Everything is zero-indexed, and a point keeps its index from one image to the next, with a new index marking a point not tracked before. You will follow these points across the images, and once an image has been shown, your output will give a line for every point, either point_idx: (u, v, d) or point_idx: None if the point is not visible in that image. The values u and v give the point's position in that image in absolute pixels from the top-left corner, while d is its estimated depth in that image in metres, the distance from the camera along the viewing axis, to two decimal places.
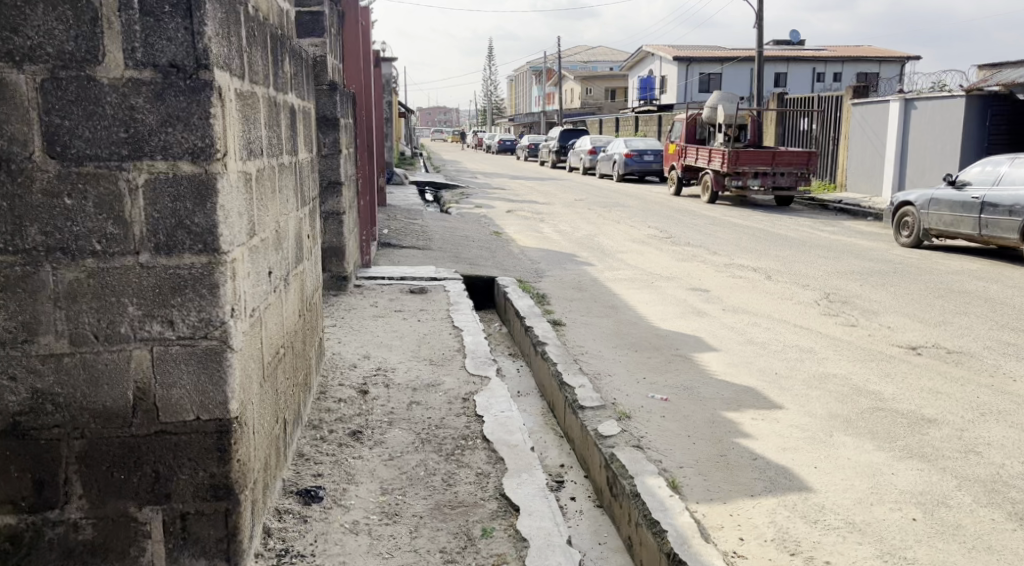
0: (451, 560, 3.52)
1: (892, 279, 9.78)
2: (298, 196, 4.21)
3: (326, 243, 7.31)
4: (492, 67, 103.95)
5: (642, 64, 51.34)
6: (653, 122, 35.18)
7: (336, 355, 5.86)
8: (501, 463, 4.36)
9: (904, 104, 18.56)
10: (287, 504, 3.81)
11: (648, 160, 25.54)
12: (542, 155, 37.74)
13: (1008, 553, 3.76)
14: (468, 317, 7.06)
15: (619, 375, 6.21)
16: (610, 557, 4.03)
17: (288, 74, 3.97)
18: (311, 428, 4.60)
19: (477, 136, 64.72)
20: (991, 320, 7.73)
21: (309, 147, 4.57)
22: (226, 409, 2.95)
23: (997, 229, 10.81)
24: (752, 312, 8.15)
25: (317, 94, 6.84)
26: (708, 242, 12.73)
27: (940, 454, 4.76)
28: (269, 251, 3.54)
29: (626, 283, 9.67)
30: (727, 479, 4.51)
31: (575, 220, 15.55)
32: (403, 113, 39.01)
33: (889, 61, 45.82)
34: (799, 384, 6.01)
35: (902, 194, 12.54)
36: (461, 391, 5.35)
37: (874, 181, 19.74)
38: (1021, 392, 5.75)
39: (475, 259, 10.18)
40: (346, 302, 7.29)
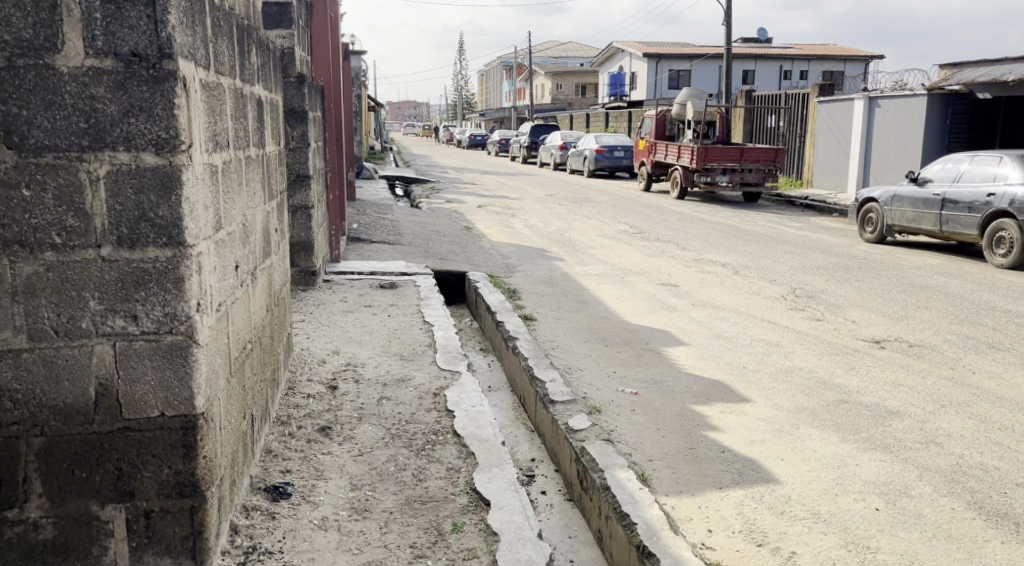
0: (421, 555, 3.51)
1: (857, 274, 9.91)
2: (265, 190, 4.16)
3: (294, 237, 7.24)
4: (462, 63, 103.78)
5: (612, 61, 51.47)
6: (623, 118, 35.33)
7: (304, 351, 5.82)
8: (472, 457, 4.35)
9: (868, 102, 18.78)
10: (255, 501, 3.77)
11: (619, 155, 25.63)
12: (513, 151, 37.76)
13: (967, 541, 3.83)
14: (438, 312, 7.04)
15: (590, 369, 6.23)
16: (580, 550, 4.05)
17: (255, 65, 3.92)
18: (279, 424, 4.56)
19: (447, 132, 64.59)
20: (951, 314, 7.86)
21: (276, 140, 4.53)
22: (192, 405, 2.91)
23: (957, 225, 10.98)
24: (720, 307, 8.22)
25: (285, 87, 6.79)
26: (678, 237, 12.80)
27: (902, 445, 4.83)
28: (236, 245, 3.50)
29: (596, 278, 9.70)
30: (696, 472, 4.54)
31: (545, 215, 15.59)
32: (372, 107, 38.85)
33: (854, 60, 46.37)
34: (766, 377, 6.07)
35: (866, 190, 12.68)
36: (432, 386, 5.33)
37: (840, 178, 19.96)
38: (980, 384, 5.85)
39: (446, 254, 10.15)
40: (315, 298, 7.22)
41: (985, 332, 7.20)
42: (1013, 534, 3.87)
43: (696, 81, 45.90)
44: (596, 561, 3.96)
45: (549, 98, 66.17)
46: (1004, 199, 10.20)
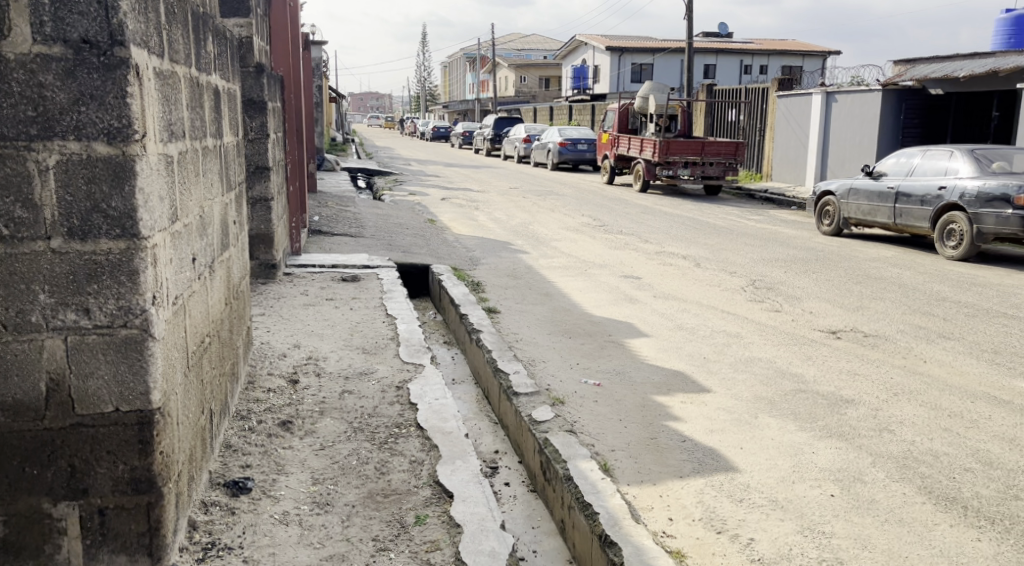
0: (384, 548, 3.50)
1: (815, 266, 10.04)
2: (222, 181, 4.09)
3: (253, 230, 7.15)
4: (425, 55, 103.25)
5: (576, 54, 51.55)
6: (587, 111, 35.40)
7: (265, 345, 5.75)
8: (435, 450, 4.34)
9: (826, 97, 19.02)
10: (214, 497, 3.72)
11: (582, 148, 25.69)
12: (476, 144, 37.72)
13: (918, 524, 3.90)
14: (402, 305, 7.01)
15: (554, 361, 6.23)
16: (544, 541, 4.06)
17: (211, 54, 3.86)
18: (239, 419, 4.50)
19: (410, 125, 64.17)
20: (904, 305, 8.00)
21: (234, 130, 4.45)
22: (148, 400, 2.86)
23: (911, 218, 11.17)
24: (682, 299, 8.27)
25: (243, 77, 6.69)
26: (641, 230, 12.87)
27: (856, 433, 4.91)
28: (193, 237, 3.44)
29: (559, 270, 9.72)
30: (657, 461, 4.58)
31: (509, 208, 15.58)
32: (333, 98, 38.51)
33: (813, 55, 46.88)
34: (726, 367, 6.14)
35: (824, 183, 12.85)
36: (394, 379, 5.30)
37: (798, 171, 20.20)
38: (931, 373, 5.97)
39: (409, 246, 10.10)
40: (275, 291, 7.15)
41: (937, 322, 7.34)
42: (962, 518, 3.96)
43: (658, 75, 46.12)
44: (560, 551, 3.97)
45: (512, 90, 66.07)
46: (955, 193, 10.40)
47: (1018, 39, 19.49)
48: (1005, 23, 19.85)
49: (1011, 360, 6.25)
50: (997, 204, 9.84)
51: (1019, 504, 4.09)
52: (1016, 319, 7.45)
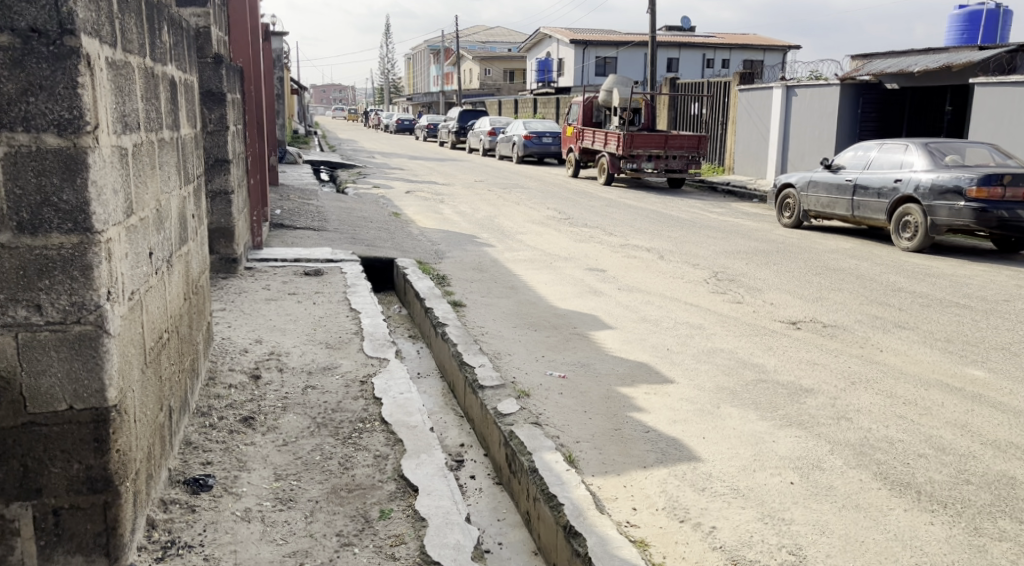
0: (348, 543, 3.47)
1: (776, 258, 10.15)
2: (179, 173, 4.02)
3: (213, 224, 7.04)
4: (389, 47, 102.60)
5: (540, 47, 51.56)
6: (551, 104, 35.43)
7: (226, 340, 5.67)
8: (400, 444, 4.31)
9: (786, 91, 19.21)
10: (173, 495, 3.66)
11: (547, 142, 25.71)
12: (440, 137, 37.57)
13: (873, 510, 3.96)
14: (366, 299, 6.95)
15: (519, 354, 6.23)
16: (509, 533, 4.06)
17: (166, 43, 3.78)
18: (199, 415, 4.44)
19: (374, 118, 63.74)
20: (862, 296, 8.11)
21: (192, 121, 4.38)
22: (103, 397, 2.80)
23: (868, 210, 11.32)
24: (646, 291, 8.31)
25: (201, 67, 6.58)
26: (606, 223, 12.91)
27: (816, 421, 4.97)
28: (150, 231, 3.39)
29: (524, 264, 9.71)
30: (621, 452, 4.60)
31: (474, 201, 15.54)
32: (295, 90, 38.10)
33: (773, 50, 47.33)
34: (689, 358, 6.18)
35: (784, 176, 12.98)
36: (358, 374, 5.26)
37: (758, 164, 20.38)
38: (887, 361, 6.06)
39: (373, 240, 10.03)
40: (237, 285, 7.05)
41: (893, 312, 7.45)
42: (916, 502, 4.02)
43: (622, 68, 46.29)
44: (525, 543, 3.97)
45: (476, 83, 65.87)
46: (910, 185, 10.56)
47: (971, 35, 19.84)
48: (958, 19, 20.20)
49: (964, 348, 6.37)
50: (950, 195, 10.01)
51: (970, 488, 4.16)
52: (968, 309, 7.59)
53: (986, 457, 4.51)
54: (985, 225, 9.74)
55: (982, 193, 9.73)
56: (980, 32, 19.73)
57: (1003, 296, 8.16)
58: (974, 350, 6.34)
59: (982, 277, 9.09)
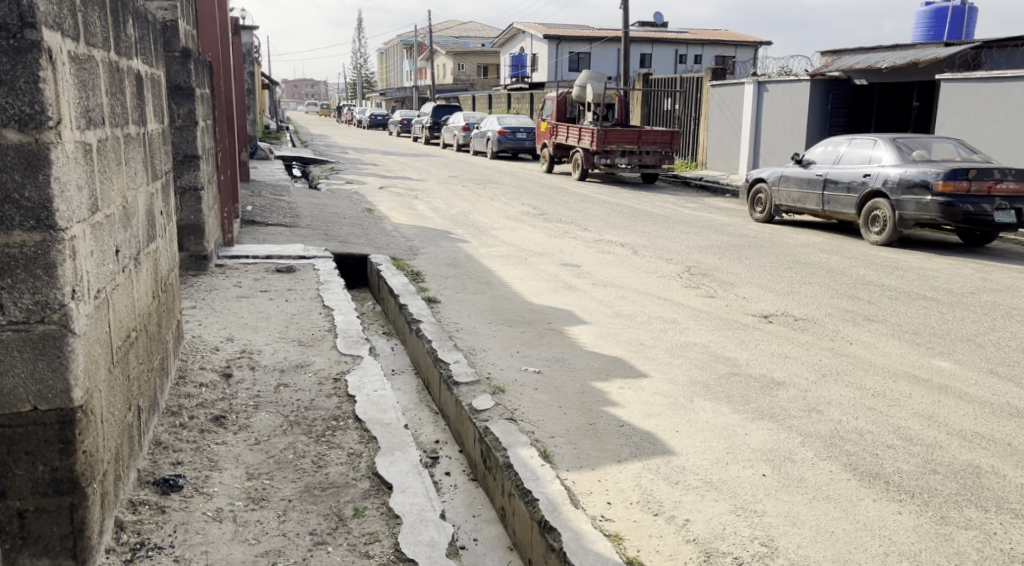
0: (322, 541, 3.44)
1: (748, 252, 10.20)
2: (147, 171, 3.96)
3: (183, 220, 6.95)
4: (361, 42, 102.06)
5: (513, 42, 51.52)
6: (525, 100, 35.42)
7: (196, 338, 5.61)
8: (374, 441, 4.28)
9: (757, 87, 19.32)
10: (142, 496, 3.61)
11: (521, 137, 25.71)
12: (414, 132, 37.42)
13: (843, 500, 3.99)
14: (339, 296, 6.90)
15: (494, 350, 6.22)
16: (484, 528, 4.05)
17: (132, 37, 3.71)
18: (169, 415, 4.38)
19: (347, 113, 63.38)
20: (832, 289, 8.18)
21: (159, 117, 4.31)
22: (69, 397, 2.75)
23: (837, 205, 11.42)
24: (620, 286, 8.33)
25: (168, 62, 6.49)
26: (580, 219, 12.92)
27: (787, 414, 5.00)
28: (116, 228, 3.33)
29: (499, 259, 9.68)
30: (596, 446, 4.60)
31: (448, 197, 15.50)
32: (266, 84, 37.77)
33: (745, 45, 47.61)
34: (662, 352, 6.20)
35: (756, 171, 13.07)
36: (332, 371, 5.22)
37: (730, 159, 20.49)
38: (858, 354, 6.12)
39: (347, 236, 9.96)
40: (208, 283, 6.97)
41: (863, 305, 7.52)
42: (884, 492, 4.06)
43: (595, 64, 46.38)
44: (500, 539, 3.96)
45: (450, 78, 65.67)
46: (879, 179, 10.66)
47: (937, 31, 20.09)
48: (925, 16, 20.45)
49: (931, 340, 6.45)
50: (917, 190, 10.12)
51: (937, 477, 4.21)
52: (935, 301, 7.68)
53: (952, 446, 4.56)
54: (951, 218, 9.83)
55: (948, 187, 9.82)
56: (946, 29, 19.98)
57: (969, 288, 8.26)
58: (940, 342, 6.42)
59: (949, 270, 9.20)
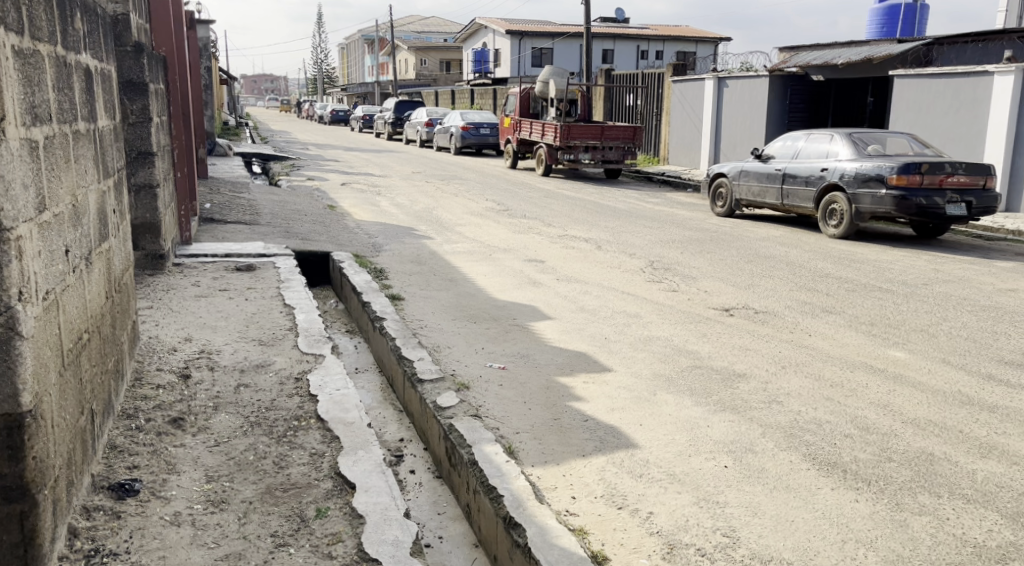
0: (284, 543, 3.39)
1: (710, 246, 10.26)
2: (97, 167, 3.86)
3: (138, 219, 6.80)
4: (322, 37, 101.08)
5: (476, 37, 51.38)
6: (489, 96, 35.35)
7: (153, 339, 5.50)
8: (336, 441, 4.23)
9: (717, 82, 19.47)
10: (97, 501, 3.52)
11: (484, 133, 25.67)
12: (376, 127, 37.17)
13: (803, 490, 4.03)
14: (300, 295, 6.81)
15: (458, 347, 6.18)
16: (449, 526, 4.01)
17: (80, 31, 3.63)
18: (125, 418, 4.28)
19: (308, 109, 62.73)
20: (792, 282, 8.26)
21: (110, 113, 4.21)
22: (17, 402, 2.67)
23: (796, 199, 11.53)
24: (583, 281, 8.34)
25: (120, 57, 6.34)
26: (543, 214, 12.92)
27: (748, 405, 5.03)
28: (65, 227, 3.24)
29: (463, 256, 9.63)
30: (560, 442, 4.58)
31: (411, 193, 15.41)
32: (224, 79, 37.21)
33: (705, 41, 47.95)
34: (626, 347, 6.22)
35: (716, 166, 13.16)
36: (294, 370, 5.15)
37: (692, 154, 20.63)
38: (817, 346, 6.18)
39: (308, 234, 9.85)
40: (165, 283, 6.84)
41: (821, 297, 7.60)
42: (841, 481, 4.10)
43: (558, 60, 46.44)
44: (465, 537, 3.93)
45: (412, 74, 65.30)
46: (836, 173, 10.78)
47: (891, 28, 20.40)
48: (878, 13, 20.74)
49: (886, 331, 6.54)
50: (873, 184, 10.25)
51: (893, 465, 4.26)
52: (891, 293, 7.80)
53: (907, 435, 4.62)
54: (905, 212, 9.99)
55: (902, 180, 9.97)
56: (898, 25, 20.29)
57: (923, 280, 8.40)
58: (895, 332, 6.51)
59: (903, 262, 9.35)
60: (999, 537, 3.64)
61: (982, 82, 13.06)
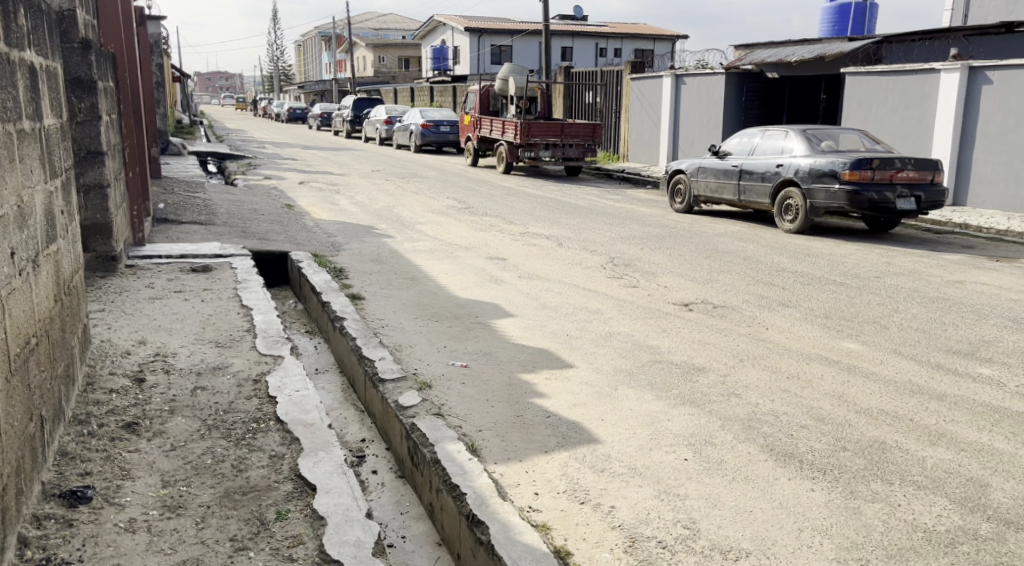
0: (243, 547, 3.34)
1: (669, 242, 10.33)
2: (43, 166, 3.76)
3: (88, 220, 6.67)
4: (278, 34, 99.92)
5: (435, 34, 51.18)
6: (449, 93, 35.26)
7: (106, 343, 5.39)
8: (297, 443, 4.18)
9: (675, 79, 19.60)
10: (48, 510, 3.44)
11: (444, 131, 25.58)
12: (335, 125, 36.83)
13: (761, 480, 4.07)
14: (258, 295, 6.73)
15: (420, 346, 6.14)
16: (412, 526, 3.99)
17: (24, 26, 3.54)
18: (76, 423, 4.19)
19: (266, 107, 61.93)
20: (749, 276, 8.35)
21: (56, 111, 4.11)
22: None
23: (753, 194, 11.65)
24: (545, 278, 8.35)
25: (67, 54, 6.21)
26: (505, 212, 12.90)
27: (707, 398, 5.08)
28: (9, 229, 3.15)
29: (424, 254, 9.59)
30: (523, 438, 4.58)
31: (371, 191, 15.33)
32: (177, 78, 36.61)
33: (662, 39, 48.36)
34: (587, 343, 6.23)
35: (675, 163, 13.26)
36: (251, 373, 5.07)
37: (650, 151, 20.76)
38: (774, 338, 6.25)
39: (266, 233, 9.74)
40: (117, 284, 6.71)
41: (778, 291, 7.69)
42: (798, 471, 4.15)
43: (517, 57, 46.45)
44: (428, 536, 3.91)
45: (371, 71, 64.77)
46: (790, 169, 10.92)
47: (841, 26, 20.75)
48: (829, 12, 21.09)
49: (841, 323, 6.64)
50: (826, 179, 10.40)
51: (847, 454, 4.33)
52: (845, 286, 7.91)
53: (860, 424, 4.69)
54: (857, 206, 10.15)
55: (855, 176, 10.12)
56: (849, 24, 20.63)
57: (876, 272, 8.54)
58: (849, 324, 6.62)
59: (857, 255, 9.50)
60: (948, 522, 3.71)
61: (930, 79, 13.34)
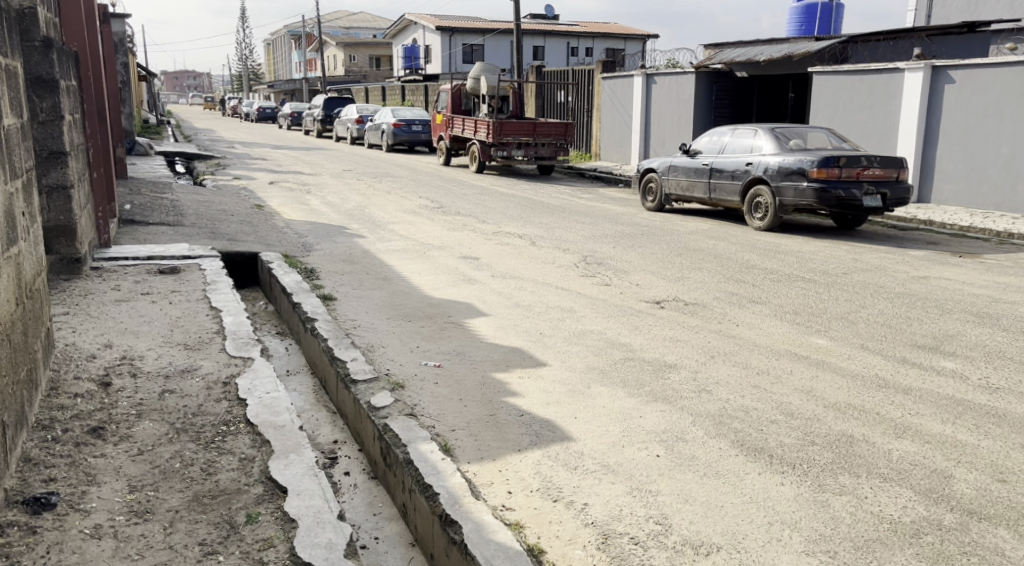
0: (213, 551, 3.31)
1: (640, 240, 10.37)
2: (3, 168, 3.69)
3: (51, 221, 6.57)
4: (247, 33, 99.04)
5: (406, 33, 51.04)
6: (420, 92, 35.18)
7: (70, 346, 5.30)
8: (267, 445, 4.14)
9: (645, 79, 19.67)
10: (10, 517, 3.38)
11: (416, 130, 25.50)
12: (306, 125, 36.56)
13: (731, 475, 4.09)
14: (227, 297, 6.66)
15: (393, 346, 6.11)
16: (385, 526, 3.96)
17: None
18: (40, 429, 4.12)
19: (235, 107, 61.38)
20: (720, 274, 8.40)
21: (16, 111, 4.03)
22: None
23: (723, 192, 11.73)
24: (518, 277, 8.34)
25: (29, 52, 6.11)
26: (477, 211, 12.88)
27: (679, 395, 5.10)
28: None
29: (396, 254, 9.55)
30: (496, 437, 4.57)
31: (343, 191, 15.24)
32: (144, 77, 36.18)
33: (633, 39, 48.61)
34: (560, 341, 6.24)
35: (646, 161, 13.31)
36: (220, 375, 5.02)
37: (622, 150, 20.83)
38: (744, 335, 6.30)
39: (235, 234, 9.66)
40: (82, 287, 6.61)
41: (748, 288, 7.75)
42: (768, 465, 4.18)
43: (488, 56, 46.44)
44: (402, 536, 3.89)
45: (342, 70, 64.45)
46: (760, 167, 11.01)
47: (808, 26, 20.94)
48: (795, 12, 21.27)
49: (810, 319, 6.70)
50: (795, 177, 10.50)
51: (816, 448, 4.36)
52: (814, 282, 7.99)
53: (829, 418, 4.73)
54: (825, 204, 10.25)
55: (823, 173, 10.22)
56: (816, 24, 20.83)
57: (843, 269, 8.63)
58: (818, 320, 6.68)
59: (825, 252, 9.59)
60: (913, 513, 3.75)
61: (895, 78, 13.50)
